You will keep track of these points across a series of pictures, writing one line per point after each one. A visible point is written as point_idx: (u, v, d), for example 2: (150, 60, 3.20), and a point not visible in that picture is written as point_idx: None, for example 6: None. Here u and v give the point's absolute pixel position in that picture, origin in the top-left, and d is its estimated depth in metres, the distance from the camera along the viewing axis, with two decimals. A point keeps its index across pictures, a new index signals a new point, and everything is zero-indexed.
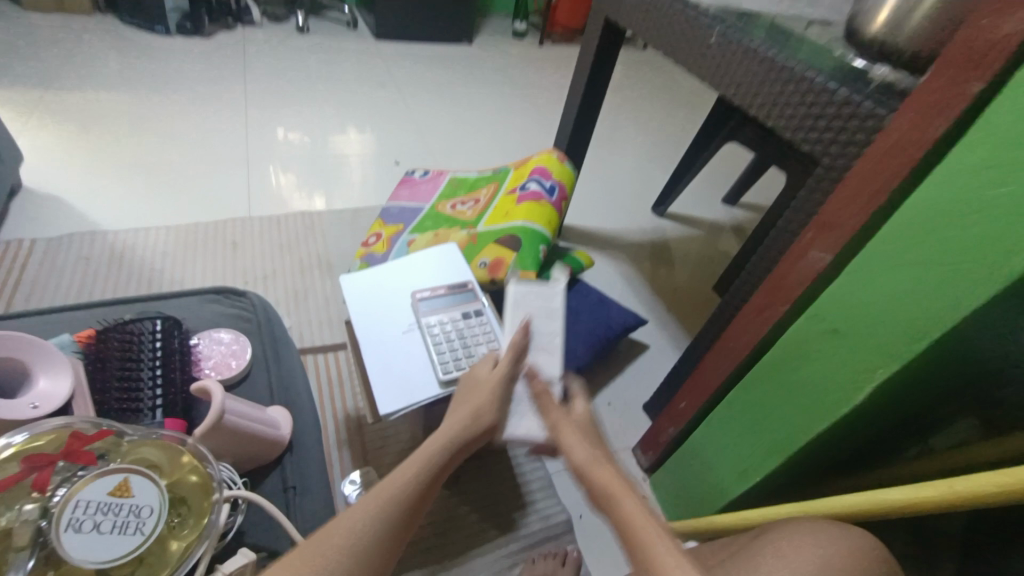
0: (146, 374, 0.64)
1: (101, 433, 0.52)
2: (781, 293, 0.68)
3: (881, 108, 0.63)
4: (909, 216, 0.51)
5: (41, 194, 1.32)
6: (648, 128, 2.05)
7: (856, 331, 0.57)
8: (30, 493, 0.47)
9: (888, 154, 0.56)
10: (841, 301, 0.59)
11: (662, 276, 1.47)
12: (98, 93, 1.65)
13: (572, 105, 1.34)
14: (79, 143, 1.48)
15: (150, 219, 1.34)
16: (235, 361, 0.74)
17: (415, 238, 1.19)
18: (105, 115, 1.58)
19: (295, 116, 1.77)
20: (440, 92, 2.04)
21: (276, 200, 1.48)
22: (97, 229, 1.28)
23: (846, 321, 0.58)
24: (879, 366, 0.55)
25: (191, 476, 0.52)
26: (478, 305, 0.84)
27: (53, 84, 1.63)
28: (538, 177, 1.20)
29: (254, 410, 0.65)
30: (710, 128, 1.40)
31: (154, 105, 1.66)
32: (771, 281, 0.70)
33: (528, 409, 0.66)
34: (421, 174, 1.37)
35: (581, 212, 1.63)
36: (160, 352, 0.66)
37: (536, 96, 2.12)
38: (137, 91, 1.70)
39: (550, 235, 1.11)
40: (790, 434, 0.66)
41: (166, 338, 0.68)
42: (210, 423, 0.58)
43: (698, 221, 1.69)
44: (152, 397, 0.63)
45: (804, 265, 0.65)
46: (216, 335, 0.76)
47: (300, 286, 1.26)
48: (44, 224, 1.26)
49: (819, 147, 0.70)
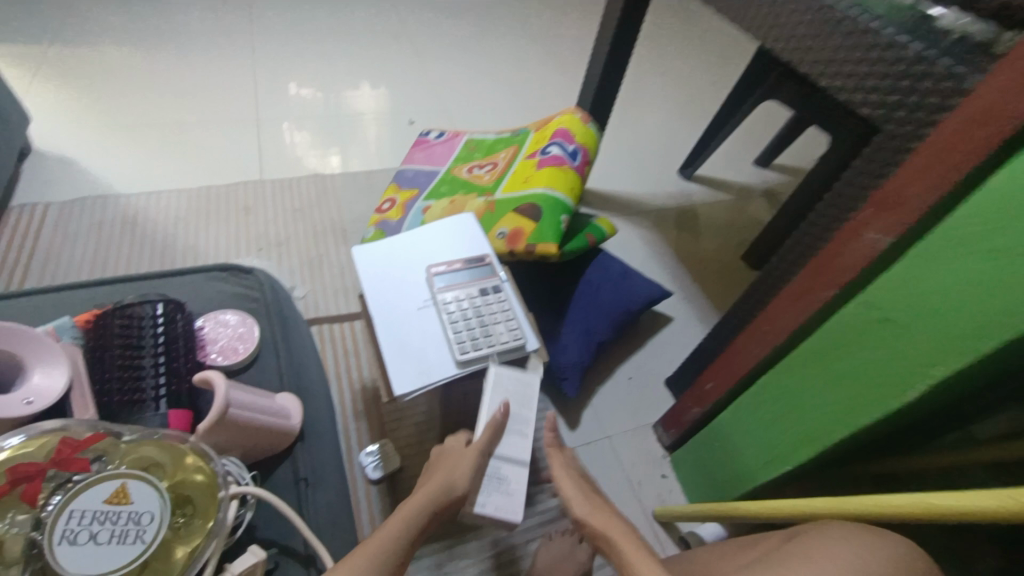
0: (149, 362, 0.61)
1: (94, 437, 0.50)
2: (829, 276, 0.63)
3: (962, 66, 0.55)
4: (957, 223, 0.48)
5: (52, 156, 1.30)
6: (678, 83, 1.92)
7: (913, 322, 0.52)
8: (21, 504, 0.45)
9: (986, 117, 0.47)
10: (898, 290, 0.53)
11: (688, 244, 1.40)
12: (103, 48, 1.58)
13: (598, 59, 1.23)
14: (88, 102, 1.44)
15: (161, 183, 1.31)
16: (243, 346, 0.72)
17: (431, 205, 1.14)
18: (111, 72, 1.52)
19: (306, 70, 1.69)
20: (456, 43, 1.92)
21: (288, 161, 1.43)
22: (109, 193, 1.26)
23: (902, 311, 0.53)
24: (938, 362, 0.49)
25: (195, 476, 0.51)
26: (496, 281, 0.80)
27: (58, 39, 1.58)
28: (560, 141, 1.12)
29: (260, 399, 0.63)
30: (748, 84, 1.29)
31: (160, 60, 1.60)
32: (820, 261, 0.64)
33: (497, 490, 0.68)
34: (436, 135, 1.30)
35: (605, 176, 1.54)
36: (164, 338, 0.63)
37: (558, 47, 1.99)
38: (143, 45, 1.63)
39: (572, 204, 1.05)
40: (828, 426, 0.62)
41: (169, 323, 0.65)
42: (214, 419, 0.56)
43: (729, 184, 1.60)
44: (155, 388, 0.60)
45: (859, 246, 0.59)
46: (222, 317, 0.73)
47: (314, 252, 1.23)
48: (57, 187, 1.24)
49: (881, 111, 0.64)
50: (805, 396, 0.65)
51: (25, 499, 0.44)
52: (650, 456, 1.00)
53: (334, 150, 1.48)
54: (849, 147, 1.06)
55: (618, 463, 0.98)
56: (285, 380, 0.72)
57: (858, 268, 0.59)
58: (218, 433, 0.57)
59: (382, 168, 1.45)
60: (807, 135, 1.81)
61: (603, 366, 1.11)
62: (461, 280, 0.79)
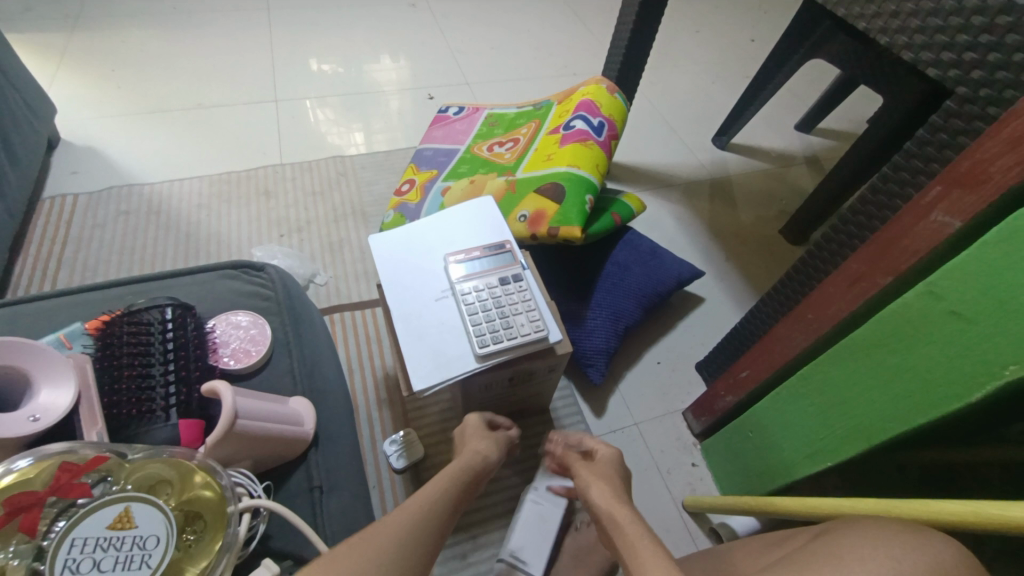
0: (157, 371, 0.60)
1: (95, 459, 0.47)
2: (886, 261, 0.56)
3: None
4: None
5: (78, 145, 1.31)
6: (715, 42, 1.79)
7: (987, 317, 0.46)
8: (18, 535, 0.41)
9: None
10: (969, 280, 0.47)
11: (722, 217, 1.32)
12: (124, 32, 1.58)
13: (626, 21, 1.14)
14: (111, 88, 1.44)
15: (184, 169, 1.31)
16: (255, 348, 0.71)
17: (450, 186, 1.10)
18: (132, 57, 1.52)
19: (325, 45, 1.64)
20: (477, 8, 1.83)
21: (308, 141, 1.40)
22: (134, 181, 1.27)
23: (973, 304, 0.47)
24: (1012, 361, 0.43)
25: (203, 492, 0.49)
26: (517, 268, 0.76)
27: (80, 24, 1.58)
28: (585, 113, 1.06)
29: (266, 406, 0.62)
30: (791, 44, 1.18)
31: (180, 42, 1.58)
32: (877, 244, 0.58)
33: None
34: (454, 111, 1.25)
35: (633, 147, 1.47)
36: (173, 344, 0.62)
37: (585, 9, 1.87)
38: (162, 27, 1.61)
39: (597, 181, 0.99)
40: (875, 425, 0.57)
41: (178, 327, 0.64)
42: (222, 432, 0.55)
43: (769, 152, 1.49)
44: (165, 398, 0.59)
45: (922, 230, 0.53)
46: (234, 319, 0.73)
47: (335, 236, 1.22)
48: (85, 177, 1.26)
49: (957, 72, 0.58)
50: (849, 392, 0.60)
51: (23, 529, 0.41)
52: (679, 443, 0.97)
53: (354, 129, 1.44)
54: (906, 108, 0.96)
55: (645, 452, 0.95)
56: (298, 381, 0.72)
57: (921, 255, 0.53)
58: (230, 444, 0.57)
59: (403, 146, 1.42)
60: (856, 94, 1.67)
61: (630, 351, 1.07)
62: (479, 267, 0.76)
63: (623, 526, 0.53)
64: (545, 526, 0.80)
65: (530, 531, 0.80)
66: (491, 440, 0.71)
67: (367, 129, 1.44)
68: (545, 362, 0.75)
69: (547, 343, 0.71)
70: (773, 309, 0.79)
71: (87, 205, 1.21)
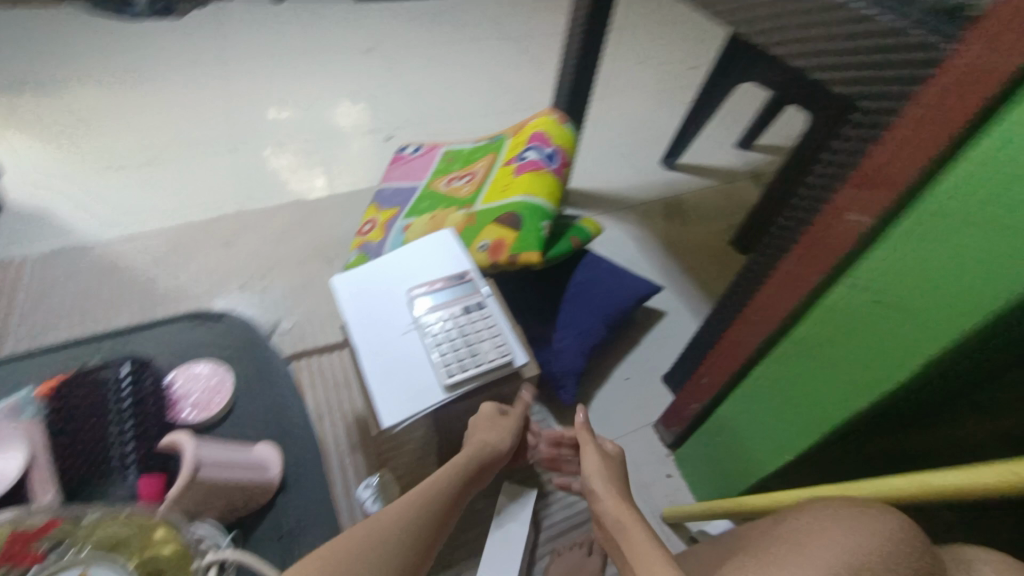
0: (114, 434, 0.75)
1: (44, 527, 0.45)
2: (815, 259, 0.61)
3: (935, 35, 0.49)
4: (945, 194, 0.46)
5: (27, 207, 1.28)
6: (656, 71, 1.90)
7: (906, 302, 0.50)
8: None
9: (966, 84, 0.44)
10: (886, 270, 0.51)
11: (677, 234, 1.38)
12: (74, 92, 1.57)
13: (570, 57, 1.21)
14: (61, 148, 1.42)
15: (140, 223, 1.29)
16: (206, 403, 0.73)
17: (411, 222, 1.12)
18: (83, 116, 1.51)
19: (281, 93, 1.67)
20: (430, 50, 1.90)
21: (268, 187, 1.41)
22: (87, 239, 1.25)
23: (893, 291, 0.51)
24: (935, 340, 0.48)
25: (165, 548, 0.48)
26: (479, 297, 0.79)
27: (27, 86, 1.56)
28: (537, 145, 1.11)
29: (231, 455, 0.67)
30: (722, 70, 1.27)
31: (133, 98, 1.58)
32: (807, 244, 0.62)
33: None
34: (412, 150, 1.29)
35: (587, 173, 1.53)
36: (131, 409, 0.77)
37: (534, 46, 1.97)
38: (114, 84, 1.61)
39: (553, 208, 1.03)
40: (827, 414, 0.61)
41: (134, 394, 0.79)
42: (183, 484, 0.59)
43: (715, 169, 1.58)
44: (122, 456, 0.75)
45: (839, 229, 0.57)
46: None
47: (300, 280, 1.22)
48: (35, 239, 1.23)
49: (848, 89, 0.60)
50: (798, 385, 0.64)
51: None
52: (654, 456, 0.99)
53: (315, 173, 1.46)
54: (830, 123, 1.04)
55: None
56: None
57: (840, 254, 0.57)
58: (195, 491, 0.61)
59: (364, 187, 1.44)
60: (790, 112, 1.80)
61: (600, 370, 1.09)
62: (442, 300, 0.77)
63: (630, 531, 0.55)
64: (506, 544, 0.81)
65: (492, 551, 0.80)
66: (500, 430, 0.73)
67: (328, 173, 1.46)
68: (515, 387, 0.76)
69: (513, 367, 0.73)
70: (727, 316, 0.83)
71: (40, 267, 1.18)
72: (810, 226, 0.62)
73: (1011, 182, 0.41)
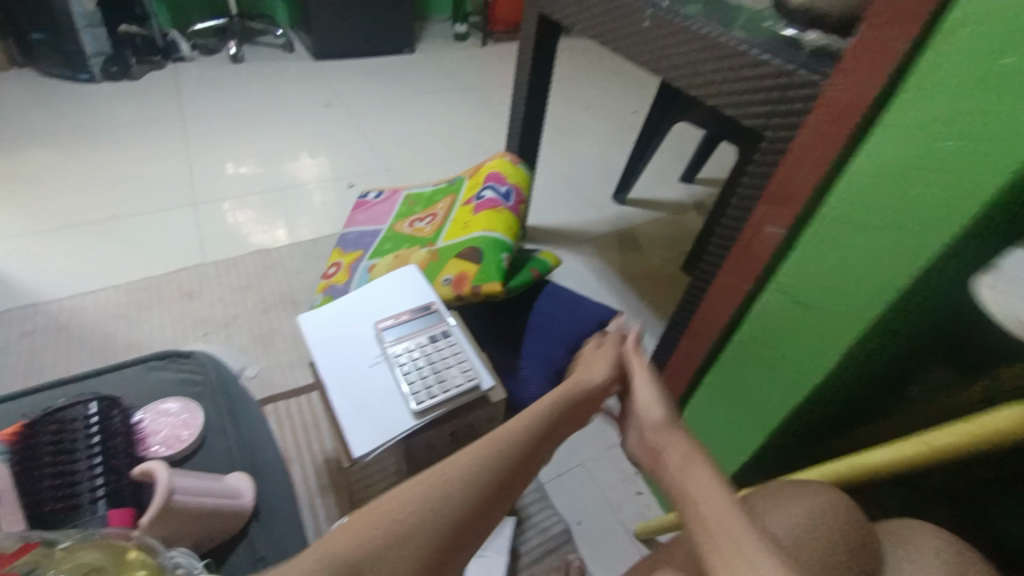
0: (84, 462, 0.59)
1: (24, 548, 0.46)
2: (744, 270, 0.68)
3: (816, 73, 0.58)
4: (839, 201, 0.53)
5: None
6: (601, 117, 2.05)
7: (822, 299, 0.56)
8: None
9: (839, 111, 0.52)
10: (803, 272, 0.58)
11: (631, 263, 1.46)
12: (25, 154, 1.56)
13: (519, 105, 1.31)
14: (10, 208, 1.40)
15: (95, 279, 1.27)
16: (187, 431, 0.70)
17: (376, 263, 1.15)
18: (35, 176, 1.50)
19: (242, 148, 1.71)
20: (387, 104, 2.00)
21: (229, 238, 1.42)
22: (37, 298, 1.22)
23: (810, 290, 0.57)
24: (848, 331, 0.54)
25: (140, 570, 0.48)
26: (445, 326, 0.82)
27: None
28: (493, 184, 1.18)
29: (210, 484, 0.63)
30: (658, 113, 1.39)
31: (88, 157, 1.59)
32: (737, 256, 0.69)
33: None
34: (375, 196, 1.34)
35: (544, 211, 1.61)
36: (100, 436, 0.62)
37: (487, 97, 2.10)
38: (68, 145, 1.61)
39: (512, 242, 1.09)
40: (772, 410, 0.66)
41: (105, 417, 0.64)
42: (159, 506, 0.58)
43: (661, 202, 1.69)
44: (92, 489, 0.58)
45: (761, 240, 0.64)
46: (162, 407, 0.71)
47: (264, 327, 1.21)
48: None
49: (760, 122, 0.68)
50: (745, 385, 0.70)
51: None
52: (624, 475, 1.01)
53: (279, 223, 1.48)
54: None
55: (594, 488, 0.99)
56: (235, 461, 0.71)
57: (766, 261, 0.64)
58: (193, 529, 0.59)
59: (327, 233, 1.47)
60: (724, 149, 1.97)
61: None
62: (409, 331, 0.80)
63: (684, 484, 0.46)
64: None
65: None
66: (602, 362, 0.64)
67: (291, 222, 1.49)
68: (483, 412, 0.79)
69: (480, 391, 0.75)
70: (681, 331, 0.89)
71: None
72: (737, 238, 0.70)
73: (888, 187, 0.48)
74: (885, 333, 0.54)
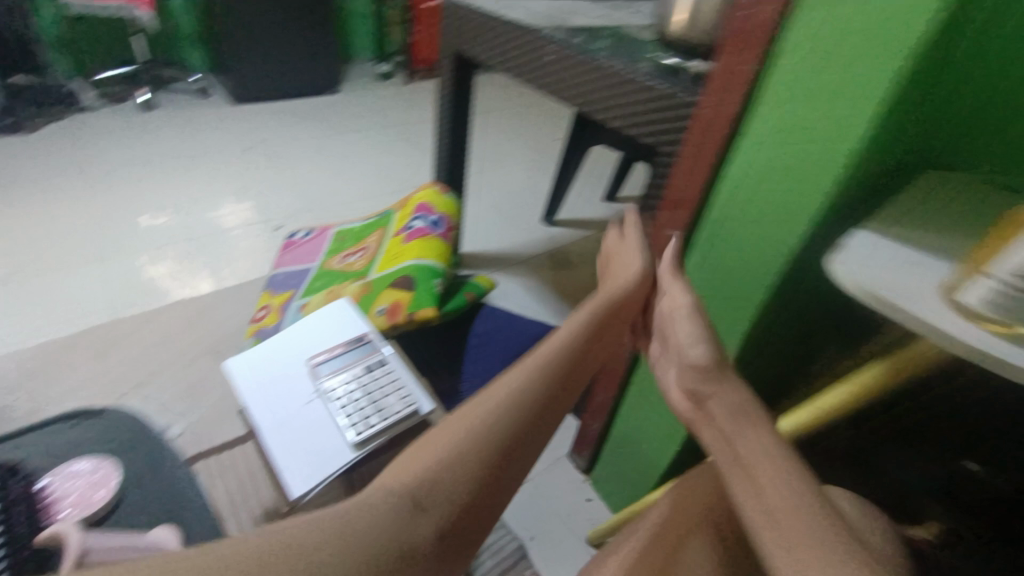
0: None
1: None
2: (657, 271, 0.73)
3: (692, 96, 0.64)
4: (727, 204, 0.61)
5: None
6: (527, 145, 2.15)
7: (726, 288, 0.64)
8: None
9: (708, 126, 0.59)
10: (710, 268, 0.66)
11: (565, 280, 1.52)
12: None
13: (443, 139, 1.36)
14: None
15: None
16: (101, 489, 0.87)
17: (307, 301, 1.13)
18: None
19: (158, 198, 1.64)
20: (313, 143, 1.99)
21: (145, 292, 1.33)
22: None
23: (716, 283, 0.65)
24: (745, 315, 0.62)
25: None
26: (379, 355, 0.85)
27: None
28: (422, 213, 1.19)
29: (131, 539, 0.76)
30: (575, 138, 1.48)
31: None
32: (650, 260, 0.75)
33: None
34: (304, 235, 1.32)
35: (478, 237, 1.65)
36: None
37: (414, 131, 2.14)
38: None
39: (443, 268, 1.10)
40: None
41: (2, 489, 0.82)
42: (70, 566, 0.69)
43: (589, 221, 1.78)
44: None
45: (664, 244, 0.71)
46: (73, 470, 0.88)
47: (192, 380, 1.15)
48: None
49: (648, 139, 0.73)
50: None
51: None
52: (573, 485, 1.04)
53: (200, 270, 1.42)
54: None
55: (545, 502, 1.00)
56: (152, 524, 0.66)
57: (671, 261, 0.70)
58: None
59: (255, 278, 1.42)
60: (641, 167, 2.11)
61: None
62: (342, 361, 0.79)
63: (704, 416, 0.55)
64: None
65: None
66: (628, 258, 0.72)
67: (215, 269, 1.43)
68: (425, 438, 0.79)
69: (418, 416, 0.76)
70: None
71: None
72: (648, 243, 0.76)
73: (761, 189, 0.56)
74: (776, 315, 0.62)
